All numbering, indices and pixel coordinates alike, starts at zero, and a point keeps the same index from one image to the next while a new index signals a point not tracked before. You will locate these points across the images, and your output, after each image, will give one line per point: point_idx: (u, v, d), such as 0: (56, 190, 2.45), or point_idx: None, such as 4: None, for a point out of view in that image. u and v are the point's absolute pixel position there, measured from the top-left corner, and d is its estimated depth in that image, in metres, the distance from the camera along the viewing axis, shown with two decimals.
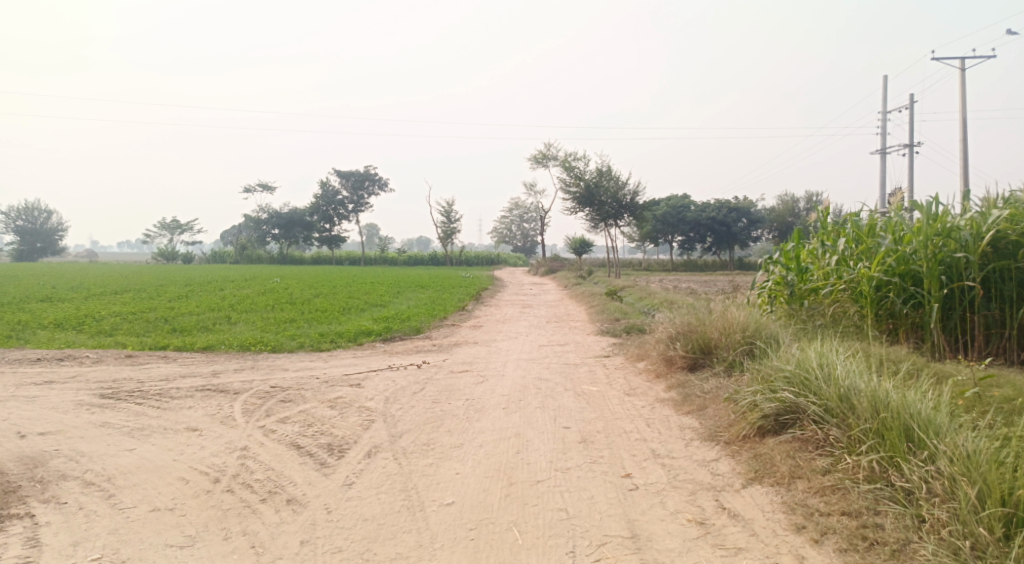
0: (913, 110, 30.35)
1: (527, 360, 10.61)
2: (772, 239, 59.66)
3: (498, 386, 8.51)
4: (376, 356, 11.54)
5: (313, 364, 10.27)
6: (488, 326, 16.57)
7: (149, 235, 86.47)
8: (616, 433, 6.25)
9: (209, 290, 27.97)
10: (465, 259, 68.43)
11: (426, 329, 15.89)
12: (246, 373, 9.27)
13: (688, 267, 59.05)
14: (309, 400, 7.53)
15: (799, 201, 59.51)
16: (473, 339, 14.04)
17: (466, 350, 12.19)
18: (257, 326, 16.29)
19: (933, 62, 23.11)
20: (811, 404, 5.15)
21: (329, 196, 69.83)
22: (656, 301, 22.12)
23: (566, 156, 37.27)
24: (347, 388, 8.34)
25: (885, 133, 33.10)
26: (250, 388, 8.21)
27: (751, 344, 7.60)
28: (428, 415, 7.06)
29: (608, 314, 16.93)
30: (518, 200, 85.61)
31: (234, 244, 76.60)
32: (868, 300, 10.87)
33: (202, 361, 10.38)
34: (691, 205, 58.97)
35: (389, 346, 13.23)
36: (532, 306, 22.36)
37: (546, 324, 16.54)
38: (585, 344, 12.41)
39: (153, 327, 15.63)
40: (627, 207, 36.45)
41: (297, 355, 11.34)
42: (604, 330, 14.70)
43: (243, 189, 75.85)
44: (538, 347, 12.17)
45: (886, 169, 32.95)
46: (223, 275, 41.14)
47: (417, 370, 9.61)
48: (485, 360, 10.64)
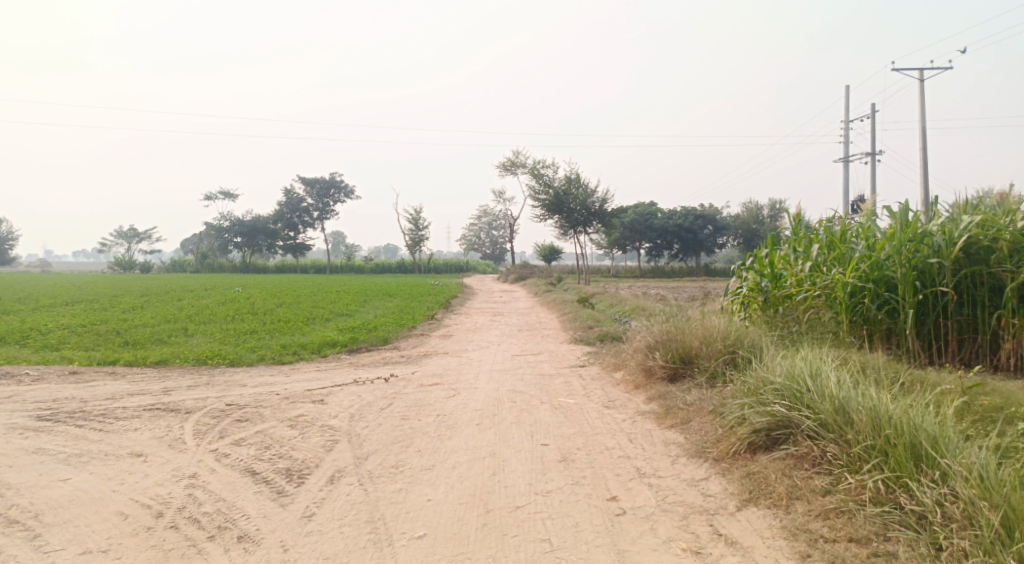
0: (876, 118, 30.65)
1: (499, 371, 10.19)
2: (738, 246, 60.11)
3: (470, 400, 8.07)
4: (341, 368, 11.03)
5: (274, 379, 9.74)
6: (458, 335, 16.12)
7: (108, 244, 84.31)
8: (598, 450, 5.86)
9: (168, 301, 27.09)
10: (432, 267, 67.84)
11: (394, 339, 15.40)
12: (201, 390, 8.71)
13: (655, 273, 59.22)
14: (268, 420, 7.02)
15: (763, 207, 60.11)
16: (443, 349, 13.58)
17: (436, 361, 11.73)
18: (217, 338, 15.64)
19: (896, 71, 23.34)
20: (805, 418, 4.77)
21: (293, 204, 68.63)
22: (628, 308, 21.86)
23: (534, 163, 37.00)
24: (309, 404, 7.84)
25: (848, 141, 33.42)
26: (204, 407, 7.67)
27: (734, 354, 7.27)
28: (396, 433, 6.61)
29: (580, 322, 16.60)
30: (486, 208, 85.25)
31: (196, 253, 75.01)
32: (842, 307, 10.65)
33: (154, 377, 9.79)
34: (657, 212, 59.18)
35: (355, 358, 12.72)
36: (502, 314, 21.96)
37: (518, 333, 16.14)
38: (558, 353, 12.04)
39: (105, 341, 14.91)
40: (596, 214, 36.28)
41: (257, 370, 10.79)
42: (577, 339, 14.35)
43: (205, 197, 74.38)
44: (510, 357, 11.76)
45: (850, 176, 33.26)
46: (184, 285, 40.12)
47: (385, 383, 9.14)
48: (455, 372, 10.20)
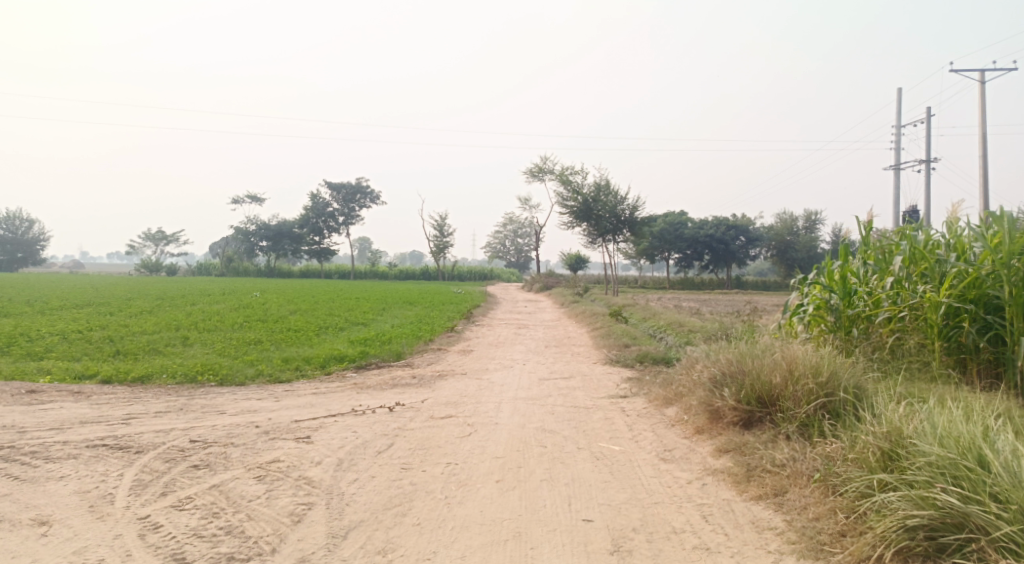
0: (929, 123, 28.71)
1: (526, 400, 8.59)
2: (770, 258, 57.93)
3: (489, 443, 6.50)
4: (342, 391, 9.52)
5: (262, 404, 8.25)
6: (479, 351, 14.56)
7: (135, 245, 84.15)
8: (661, 533, 4.28)
9: (180, 305, 25.87)
10: (457, 274, 66.53)
11: (408, 354, 13.89)
12: (169, 420, 7.26)
13: (685, 285, 57.30)
14: (232, 467, 5.53)
15: (797, 219, 58.08)
16: (460, 368, 12.01)
17: (452, 383, 10.18)
18: (216, 349, 14.24)
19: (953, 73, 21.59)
20: (997, 518, 3.30)
21: (319, 209, 67.77)
22: (664, 323, 20.10)
23: (563, 169, 35.43)
24: (291, 444, 6.34)
25: (897, 148, 31.46)
26: (161, 444, 6.20)
27: (831, 398, 5.65)
28: (392, 492, 5.08)
29: (615, 339, 14.95)
30: (513, 215, 83.82)
31: (220, 255, 74.45)
32: (934, 332, 8.92)
33: (122, 398, 8.36)
34: (688, 222, 57.26)
35: (362, 377, 11.21)
36: (527, 327, 20.41)
37: (545, 350, 14.51)
38: (593, 378, 10.41)
39: (93, 350, 13.58)
40: (626, 222, 34.58)
41: (245, 390, 9.31)
42: (614, 359, 12.69)
43: (231, 199, 73.83)
44: (538, 381, 10.17)
45: (899, 186, 31.27)
46: (202, 288, 38.98)
47: (388, 414, 7.59)
48: (473, 399, 8.63)
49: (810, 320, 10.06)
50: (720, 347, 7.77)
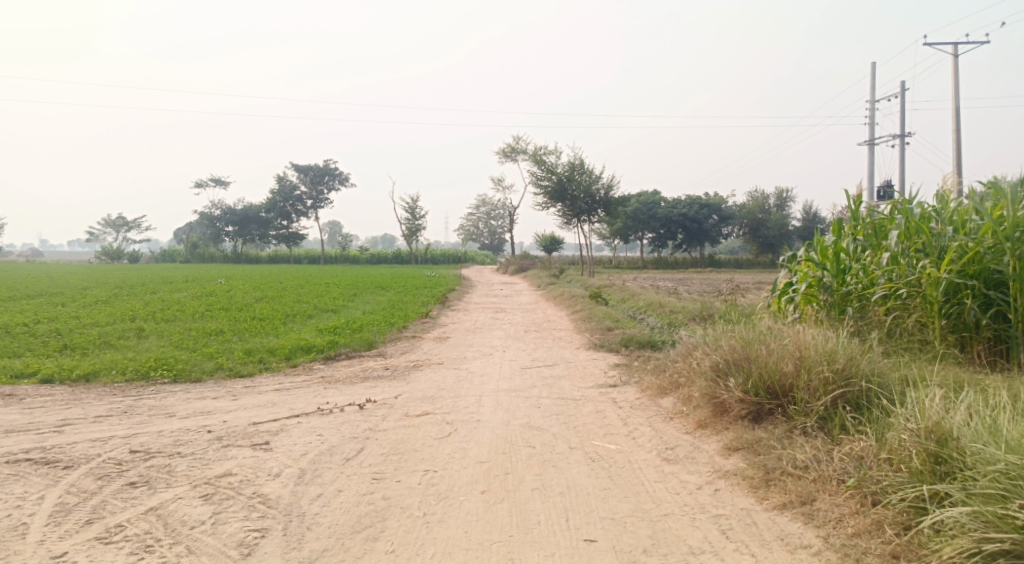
0: (904, 97, 28.43)
1: (508, 392, 7.93)
2: (743, 236, 57.90)
3: (471, 446, 5.83)
4: (308, 386, 8.78)
5: (218, 404, 7.50)
6: (455, 338, 13.86)
7: (96, 233, 81.73)
8: (676, 557, 3.66)
9: (141, 294, 24.80)
10: (430, 257, 65.63)
11: (380, 342, 13.15)
12: (109, 426, 6.48)
13: (659, 265, 57.03)
14: (175, 484, 4.80)
15: (769, 197, 58.09)
16: (436, 356, 11.32)
17: (428, 374, 9.49)
18: (174, 341, 13.36)
19: (928, 45, 21.27)
20: None
21: (286, 192, 66.15)
22: (644, 304, 19.57)
23: (536, 148, 34.67)
24: (247, 451, 5.61)
25: (872, 123, 31.22)
26: (96, 456, 5.45)
27: (852, 389, 5.06)
28: (361, 510, 4.39)
29: (597, 322, 14.35)
30: (485, 196, 82.94)
31: (186, 241, 72.56)
32: (934, 309, 8.35)
33: (60, 401, 7.54)
34: (661, 201, 56.86)
35: (331, 369, 10.47)
36: (504, 310, 19.75)
37: (524, 336, 13.84)
38: (578, 365, 9.79)
39: (40, 345, 12.65)
40: (601, 202, 34.00)
41: (201, 388, 8.53)
42: (597, 344, 12.08)
43: (196, 184, 71.94)
44: (520, 370, 9.52)
45: (874, 161, 31.06)
46: (166, 276, 37.64)
47: (358, 413, 6.89)
48: (452, 393, 7.95)
49: (804, 300, 9.29)
50: (718, 331, 7.16)
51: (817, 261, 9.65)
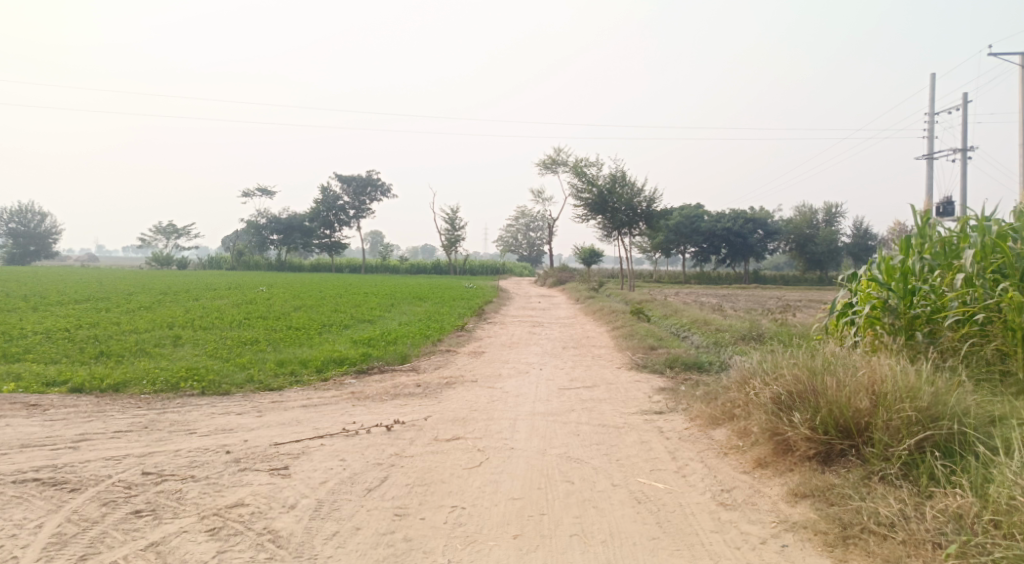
0: (965, 110, 27.25)
1: (545, 417, 7.43)
2: (789, 252, 56.45)
3: (505, 479, 5.36)
4: (336, 402, 8.40)
5: (241, 420, 7.15)
6: (491, 353, 13.41)
7: (145, 239, 83.53)
8: None
9: (183, 300, 24.93)
10: (470, 268, 65.49)
11: (414, 356, 12.78)
12: (126, 442, 6.16)
13: (701, 280, 55.82)
14: (182, 514, 4.43)
15: (817, 212, 56.65)
16: (471, 373, 10.86)
17: (462, 393, 9.04)
18: (207, 350, 13.16)
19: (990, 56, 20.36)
20: None
21: (329, 202, 66.69)
22: (688, 321, 18.87)
23: (577, 160, 34.15)
24: (264, 477, 5.23)
25: (929, 137, 30.05)
26: (105, 478, 5.12)
27: (939, 432, 4.56)
28: (379, 554, 3.96)
29: (639, 340, 13.74)
30: (526, 208, 82.63)
31: (231, 248, 73.66)
32: (1017, 337, 7.56)
33: (81, 413, 7.27)
34: (704, 215, 55.72)
35: (362, 384, 10.09)
36: (542, 325, 19.26)
37: (563, 352, 13.31)
38: (620, 388, 9.24)
39: (74, 351, 12.55)
40: (643, 215, 33.32)
41: (227, 403, 8.21)
42: (640, 365, 11.49)
43: (242, 193, 73.06)
44: (558, 391, 9.02)
45: (931, 177, 29.86)
46: (208, 282, 37.90)
47: (385, 436, 6.47)
48: (485, 415, 7.49)
49: (867, 324, 8.52)
50: (773, 357, 6.60)
51: (881, 281, 8.86)
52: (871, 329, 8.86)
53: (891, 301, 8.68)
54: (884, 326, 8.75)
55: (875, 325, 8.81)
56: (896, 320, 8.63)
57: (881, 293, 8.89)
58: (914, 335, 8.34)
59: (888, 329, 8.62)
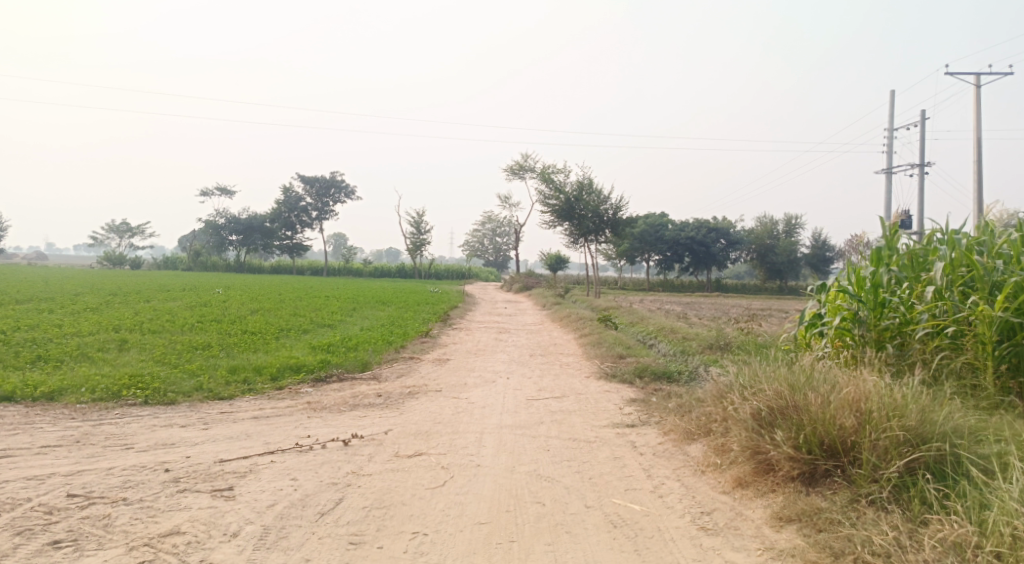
0: (925, 125, 27.71)
1: (513, 431, 7.04)
2: (751, 262, 57.06)
3: (469, 499, 4.95)
4: (290, 413, 7.91)
5: (185, 433, 6.63)
6: (455, 361, 12.99)
7: (99, 238, 81.11)
8: None
9: (134, 302, 24.01)
10: (434, 272, 64.89)
11: (375, 363, 12.30)
12: (53, 459, 5.62)
13: (664, 288, 56.05)
14: (106, 545, 3.95)
15: (778, 222, 57.42)
16: (434, 382, 10.43)
17: (424, 403, 8.61)
18: (156, 355, 12.50)
19: None
20: None
21: (292, 203, 65.52)
22: (654, 329, 18.68)
23: (544, 166, 33.92)
24: (204, 499, 4.75)
25: (890, 150, 30.52)
26: (24, 502, 4.59)
27: (931, 453, 4.26)
28: None
29: (607, 349, 13.45)
30: (491, 213, 82.30)
31: (189, 249, 71.91)
32: (988, 351, 7.36)
33: (7, 426, 6.67)
34: (668, 223, 55.99)
35: (319, 393, 9.59)
36: (508, 332, 18.90)
37: (529, 361, 12.94)
38: (590, 399, 8.91)
39: (11, 356, 11.79)
40: (609, 222, 33.21)
41: (172, 414, 7.66)
42: (609, 374, 11.19)
43: (201, 193, 71.41)
44: (525, 402, 8.65)
45: (892, 190, 30.31)
46: (163, 284, 36.73)
47: (341, 452, 6.03)
48: (450, 429, 7.08)
49: (838, 335, 8.29)
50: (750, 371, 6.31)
51: (852, 292, 8.64)
52: (841, 340, 8.63)
53: (861, 312, 8.46)
54: (854, 337, 8.52)
55: (845, 337, 8.58)
56: (867, 332, 8.41)
57: (851, 304, 8.67)
58: (883, 347, 8.13)
59: (858, 341, 8.38)
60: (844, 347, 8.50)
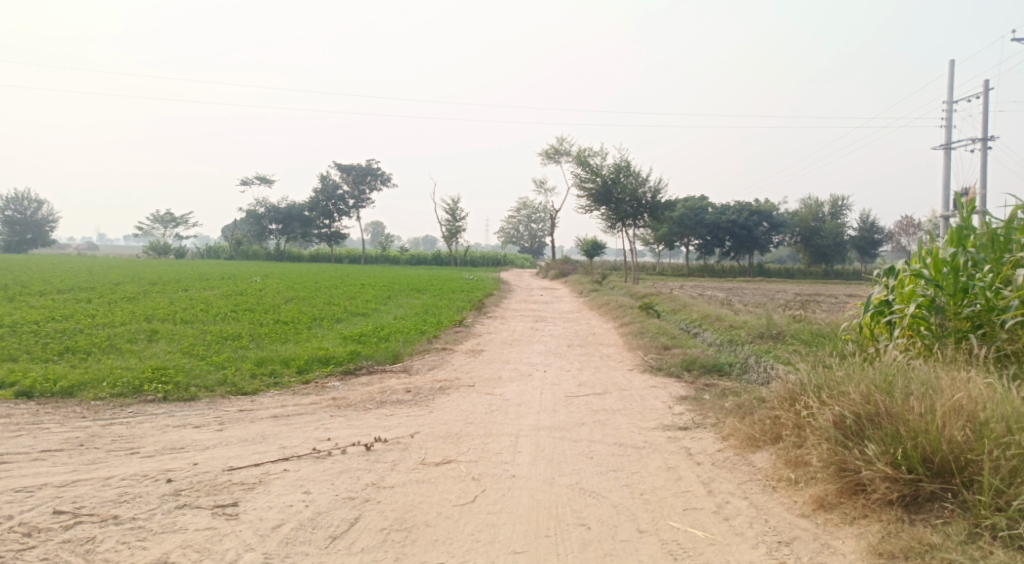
0: (987, 97, 26.11)
1: (552, 434, 6.39)
2: (795, 245, 55.38)
3: (504, 520, 4.34)
4: (313, 411, 7.36)
5: (196, 435, 6.11)
6: (490, 352, 12.38)
7: (142, 228, 82.36)
8: None
9: (170, 291, 23.87)
10: (470, 259, 64.49)
11: (407, 355, 11.75)
12: (48, 466, 5.13)
13: (704, 272, 54.72)
14: None
15: (823, 204, 55.62)
16: (467, 375, 9.82)
17: (457, 400, 8.00)
18: (183, 346, 12.11)
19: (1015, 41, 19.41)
20: None
21: (329, 191, 65.53)
22: (698, 316, 17.82)
23: (581, 149, 33.03)
24: (204, 518, 4.21)
25: (948, 125, 28.95)
26: (4, 521, 4.09)
27: None
28: None
29: (650, 339, 12.70)
30: (527, 198, 81.54)
31: (228, 238, 72.54)
32: None
33: (10, 427, 6.23)
34: (709, 206, 54.55)
35: (346, 387, 9.05)
36: (545, 320, 18.24)
37: (568, 352, 12.26)
38: (634, 395, 8.21)
39: (37, 348, 11.50)
40: (648, 206, 32.23)
41: (187, 412, 7.17)
42: (654, 367, 10.46)
43: (240, 182, 71.89)
44: (565, 399, 7.99)
45: (949, 167, 28.77)
46: (201, 272, 36.71)
47: (363, 460, 5.45)
48: (483, 431, 6.47)
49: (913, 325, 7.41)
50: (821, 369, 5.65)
51: (927, 277, 7.72)
52: (915, 330, 7.74)
53: (938, 299, 7.54)
54: (930, 327, 7.63)
55: (919, 327, 7.70)
56: (945, 321, 7.47)
57: (927, 290, 7.74)
58: (966, 339, 7.18)
59: (936, 332, 7.49)
60: (919, 338, 7.62)
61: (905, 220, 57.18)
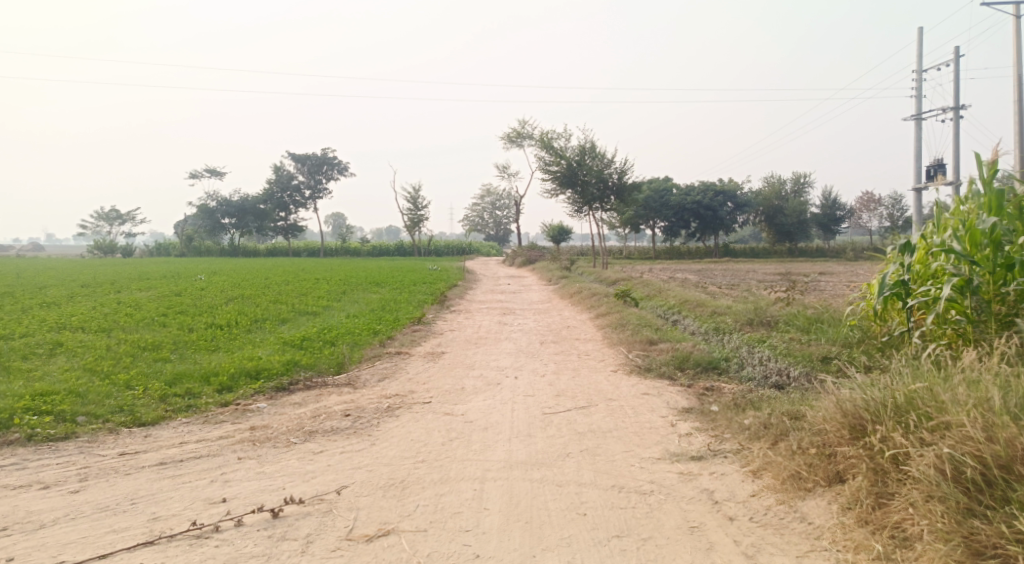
0: (962, 64, 25.17)
1: (528, 476, 4.82)
2: (760, 225, 54.69)
3: None
4: (218, 452, 5.68)
5: (38, 504, 4.43)
6: (451, 354, 10.78)
7: (88, 227, 78.53)
8: None
9: (101, 294, 21.75)
10: (433, 248, 62.79)
11: (352, 363, 10.06)
12: None
13: (670, 255, 53.71)
14: None
15: (787, 182, 55.04)
16: (422, 387, 8.19)
17: (407, 424, 6.40)
18: (87, 362, 10.26)
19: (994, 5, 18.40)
20: None
21: (284, 183, 62.96)
22: (678, 302, 16.42)
23: (544, 130, 31.37)
24: None
25: (921, 96, 28.04)
26: None
27: None
28: None
29: (632, 332, 11.19)
30: (491, 186, 79.70)
31: (179, 234, 69.33)
32: None
33: None
34: (674, 187, 53.45)
35: (271, 410, 7.36)
36: (512, 312, 16.67)
37: (540, 351, 10.69)
38: (625, 408, 6.69)
39: None
40: (614, 188, 30.82)
41: (48, 461, 5.43)
42: (641, 368, 8.96)
43: (190, 175, 68.73)
44: (543, 418, 6.43)
45: (921, 138, 27.89)
46: (145, 271, 34.24)
47: (262, 542, 3.84)
48: (437, 475, 4.88)
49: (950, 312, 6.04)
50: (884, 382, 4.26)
51: (961, 252, 6.33)
52: (945, 316, 6.40)
53: (975, 278, 6.18)
54: (963, 312, 6.28)
55: (950, 312, 6.35)
56: (984, 304, 6.11)
57: (959, 267, 6.36)
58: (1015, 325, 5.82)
59: (972, 317, 6.15)
60: (953, 326, 6.28)
61: (867, 196, 56.87)
